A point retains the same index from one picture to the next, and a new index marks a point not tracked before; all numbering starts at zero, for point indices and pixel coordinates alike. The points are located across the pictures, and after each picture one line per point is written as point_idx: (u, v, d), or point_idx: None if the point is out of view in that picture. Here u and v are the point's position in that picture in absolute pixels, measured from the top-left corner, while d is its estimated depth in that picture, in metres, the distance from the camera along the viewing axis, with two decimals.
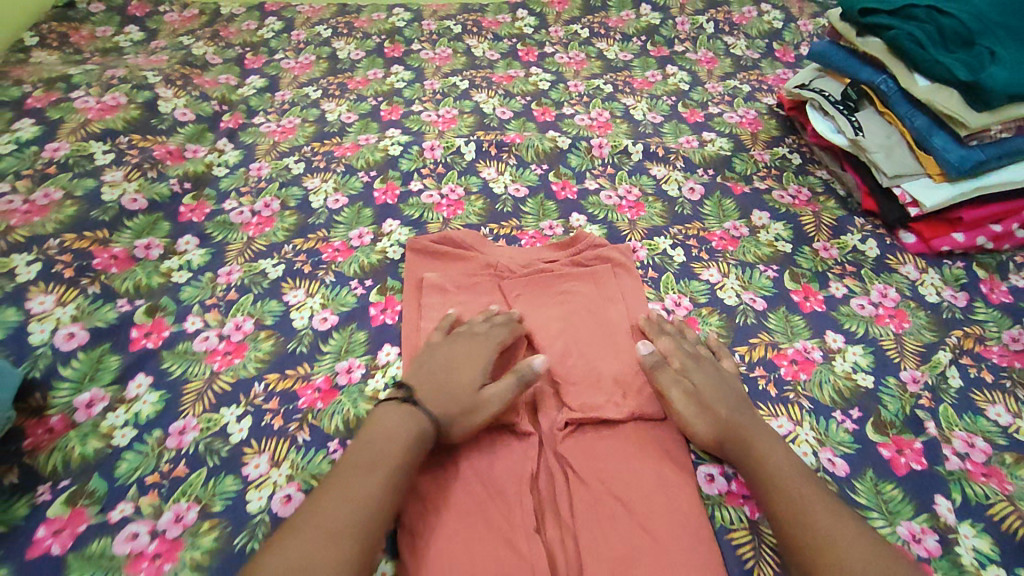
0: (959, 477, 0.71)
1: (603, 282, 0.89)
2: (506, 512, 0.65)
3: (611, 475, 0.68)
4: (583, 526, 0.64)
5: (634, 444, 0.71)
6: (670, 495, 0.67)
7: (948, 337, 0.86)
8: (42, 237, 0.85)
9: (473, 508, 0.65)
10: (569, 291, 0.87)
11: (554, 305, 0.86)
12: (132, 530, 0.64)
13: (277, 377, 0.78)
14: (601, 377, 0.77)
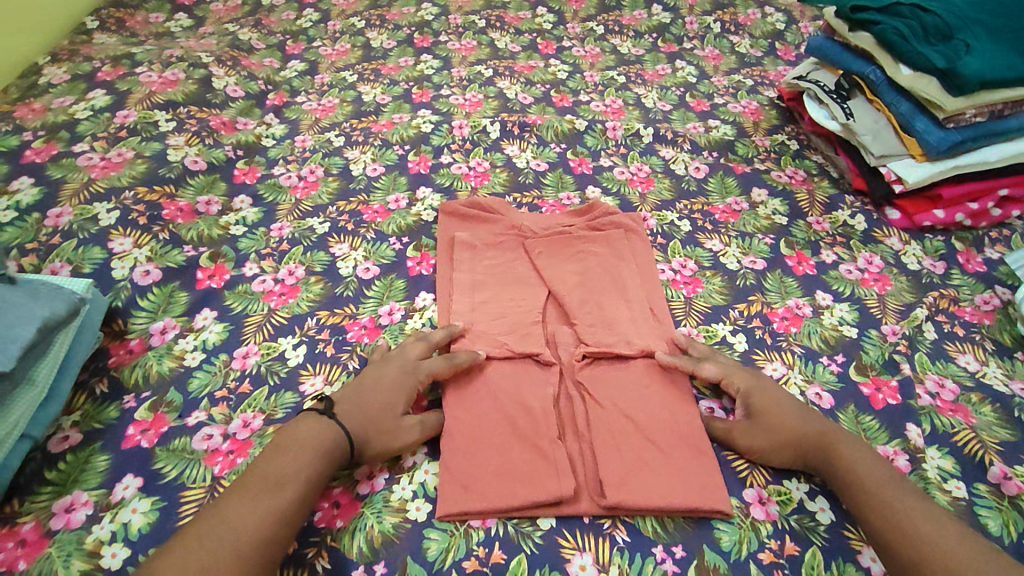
0: (930, 411, 0.79)
1: (617, 244, 0.97)
2: (533, 425, 0.75)
3: (623, 399, 0.78)
4: (598, 439, 0.74)
5: (643, 375, 0.80)
6: (673, 417, 0.76)
7: (925, 297, 0.94)
8: (119, 189, 0.96)
9: (505, 423, 0.75)
10: (586, 250, 0.95)
11: (573, 262, 0.94)
12: (207, 432, 0.74)
13: (328, 314, 0.88)
14: (615, 321, 0.86)
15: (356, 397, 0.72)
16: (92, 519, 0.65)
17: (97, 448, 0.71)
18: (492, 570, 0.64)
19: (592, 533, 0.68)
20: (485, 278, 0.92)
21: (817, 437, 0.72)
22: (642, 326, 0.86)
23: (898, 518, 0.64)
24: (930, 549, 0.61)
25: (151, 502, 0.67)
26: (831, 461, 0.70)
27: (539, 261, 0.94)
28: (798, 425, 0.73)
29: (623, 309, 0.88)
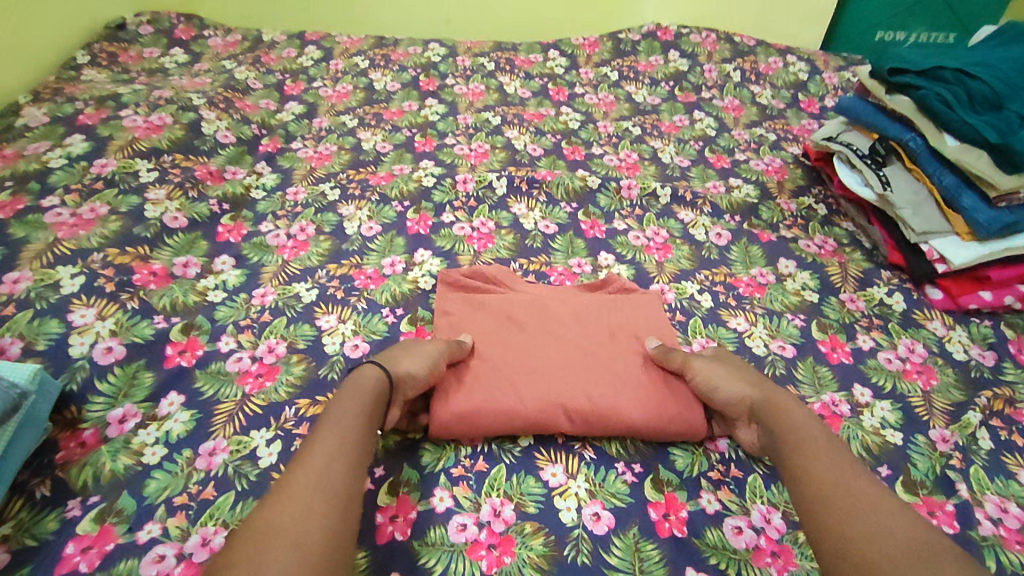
0: (993, 543, 0.68)
1: (634, 311, 0.89)
2: (513, 398, 0.75)
3: (602, 392, 0.77)
4: (574, 410, 0.75)
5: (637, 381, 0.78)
6: (649, 404, 0.76)
7: (977, 395, 0.85)
8: (87, 251, 0.87)
9: (489, 388, 0.77)
10: (600, 314, 0.87)
11: (583, 324, 0.85)
12: (159, 552, 0.63)
13: (308, 403, 0.78)
14: (620, 385, 0.78)
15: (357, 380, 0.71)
16: None
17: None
18: None
19: None
20: (488, 345, 0.82)
21: (762, 393, 0.73)
22: (656, 389, 0.78)
23: (819, 476, 0.62)
24: (844, 504, 0.59)
25: None
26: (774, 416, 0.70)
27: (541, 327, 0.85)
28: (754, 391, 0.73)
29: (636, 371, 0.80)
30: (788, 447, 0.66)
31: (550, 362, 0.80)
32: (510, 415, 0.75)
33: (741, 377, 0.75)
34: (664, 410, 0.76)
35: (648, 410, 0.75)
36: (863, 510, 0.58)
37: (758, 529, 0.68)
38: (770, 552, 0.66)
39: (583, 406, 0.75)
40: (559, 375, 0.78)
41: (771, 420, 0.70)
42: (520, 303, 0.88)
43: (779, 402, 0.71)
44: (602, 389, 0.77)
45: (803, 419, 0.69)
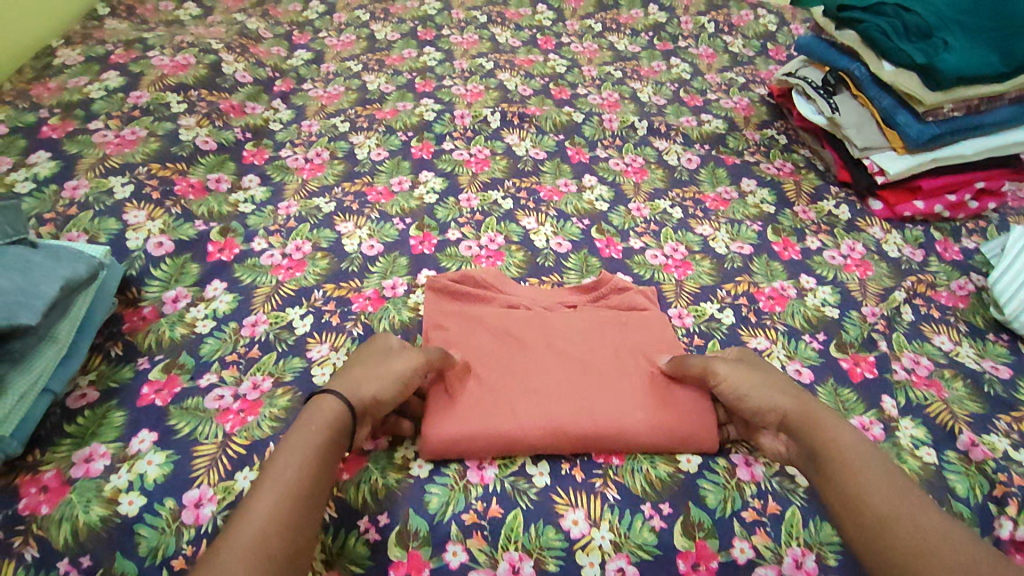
0: (905, 384, 0.83)
1: (636, 321, 0.85)
2: (511, 419, 0.72)
3: (609, 411, 0.73)
4: (578, 432, 0.72)
5: (639, 396, 0.76)
6: (655, 426, 0.73)
7: (904, 281, 0.99)
8: (133, 165, 1.00)
9: (483, 411, 0.73)
10: (603, 324, 0.84)
11: (584, 335, 0.82)
12: (218, 393, 0.77)
13: (333, 287, 0.92)
14: (622, 401, 0.75)
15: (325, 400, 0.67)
16: (110, 469, 0.68)
17: (114, 404, 0.74)
18: (490, 523, 0.67)
19: (583, 491, 0.70)
20: (485, 357, 0.79)
21: (787, 405, 0.70)
22: (662, 406, 0.75)
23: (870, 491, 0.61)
24: (893, 525, 0.58)
25: (165, 455, 0.70)
26: (807, 431, 0.68)
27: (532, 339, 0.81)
28: (775, 399, 0.71)
29: (639, 384, 0.77)
30: (833, 459, 0.65)
31: (551, 378, 0.77)
32: (511, 431, 0.71)
33: (771, 386, 0.72)
34: (669, 425, 0.73)
35: (651, 427, 0.73)
36: (917, 525, 0.57)
37: None
38: None
39: (587, 425, 0.72)
40: (561, 392, 0.75)
41: (815, 436, 0.67)
42: (519, 313, 0.85)
43: (818, 417, 0.68)
44: (606, 406, 0.74)
45: (844, 434, 0.66)
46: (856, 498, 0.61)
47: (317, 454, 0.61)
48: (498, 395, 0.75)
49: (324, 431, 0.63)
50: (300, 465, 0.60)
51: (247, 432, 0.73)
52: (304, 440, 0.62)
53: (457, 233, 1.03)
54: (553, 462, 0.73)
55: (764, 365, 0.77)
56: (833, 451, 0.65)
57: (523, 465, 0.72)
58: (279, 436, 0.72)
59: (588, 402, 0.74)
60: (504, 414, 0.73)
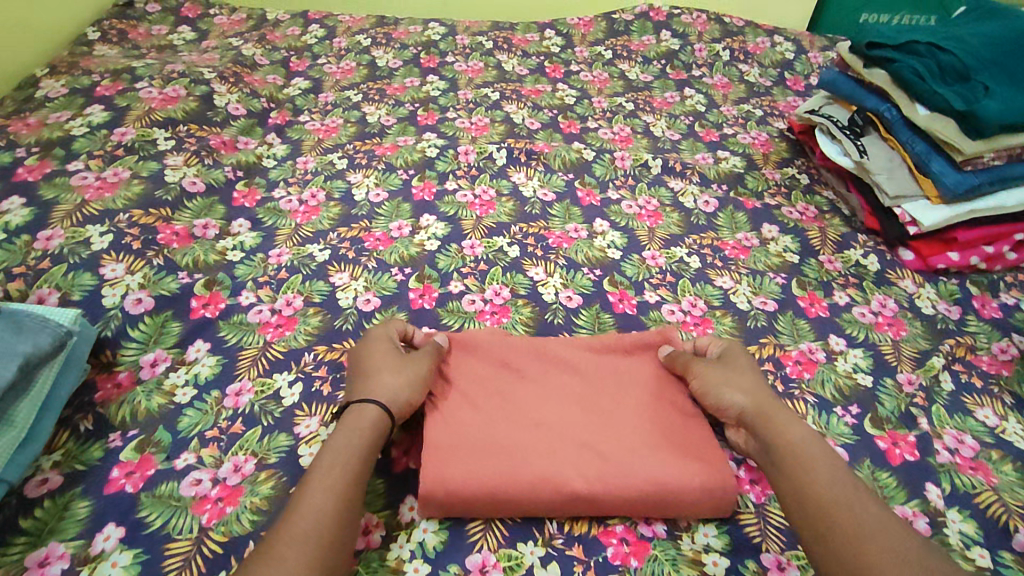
0: (949, 468, 0.76)
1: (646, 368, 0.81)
2: (516, 472, 0.67)
3: (621, 462, 0.69)
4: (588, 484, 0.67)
5: (652, 446, 0.71)
6: (673, 479, 0.68)
7: (941, 344, 0.92)
8: (113, 211, 0.93)
9: (487, 464, 0.68)
10: (613, 371, 0.80)
11: (591, 382, 0.78)
12: (195, 477, 0.70)
13: (326, 349, 0.85)
14: (635, 451, 0.70)
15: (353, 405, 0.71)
16: (68, 573, 0.61)
17: (78, 493, 0.67)
18: None
19: None
20: (483, 404, 0.75)
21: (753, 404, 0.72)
22: (679, 458, 0.70)
23: (836, 510, 0.60)
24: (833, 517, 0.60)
25: (132, 555, 0.62)
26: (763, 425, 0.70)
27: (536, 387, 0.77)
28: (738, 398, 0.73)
29: (654, 434, 0.72)
30: (791, 469, 0.65)
31: (551, 430, 0.72)
32: (501, 487, 0.66)
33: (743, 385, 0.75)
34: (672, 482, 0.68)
35: (654, 485, 0.67)
36: (853, 515, 0.59)
37: (738, 460, 0.76)
38: (749, 482, 0.74)
39: (583, 486, 0.67)
40: (561, 446, 0.70)
41: (778, 449, 0.67)
42: (524, 354, 0.80)
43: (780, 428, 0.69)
44: (609, 465, 0.69)
45: (811, 454, 0.66)
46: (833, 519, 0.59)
47: (355, 458, 0.64)
48: (493, 447, 0.70)
49: (366, 435, 0.67)
50: (338, 468, 0.63)
51: (225, 526, 0.65)
52: (349, 446, 0.65)
53: (460, 285, 0.96)
54: (563, 562, 0.65)
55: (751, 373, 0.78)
56: (799, 471, 0.64)
57: (531, 567, 0.64)
58: (261, 532, 0.65)
59: (582, 462, 0.69)
60: (510, 466, 0.68)
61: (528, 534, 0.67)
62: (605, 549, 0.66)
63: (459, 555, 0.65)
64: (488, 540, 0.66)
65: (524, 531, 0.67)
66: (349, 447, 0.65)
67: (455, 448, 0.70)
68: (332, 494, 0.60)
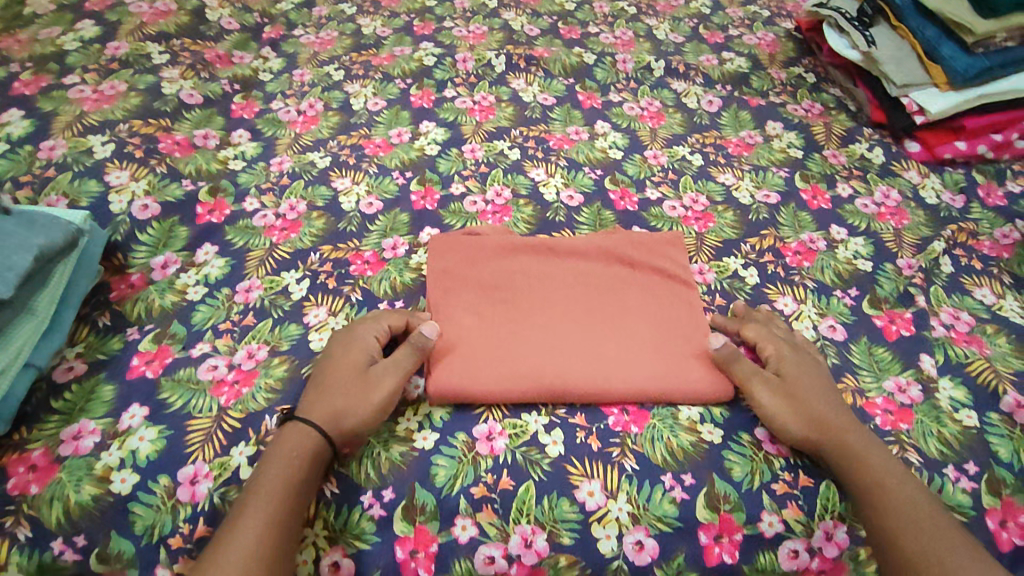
0: (944, 342, 0.77)
1: (642, 277, 0.81)
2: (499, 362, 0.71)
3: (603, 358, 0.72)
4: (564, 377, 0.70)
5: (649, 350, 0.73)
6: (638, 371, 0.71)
7: (943, 230, 0.92)
8: (113, 122, 0.94)
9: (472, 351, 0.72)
10: (612, 280, 0.80)
11: (587, 288, 0.79)
12: (211, 363, 0.72)
13: (330, 248, 0.86)
14: (627, 350, 0.73)
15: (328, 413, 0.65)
16: (100, 446, 0.65)
17: (102, 379, 0.70)
18: (501, 497, 0.63)
19: (599, 461, 0.66)
20: (484, 306, 0.76)
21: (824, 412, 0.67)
22: (664, 358, 0.72)
23: (905, 531, 0.59)
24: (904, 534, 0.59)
25: (157, 431, 0.66)
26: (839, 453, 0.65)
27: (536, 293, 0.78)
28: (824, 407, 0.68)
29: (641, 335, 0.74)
30: (861, 483, 0.63)
31: (556, 330, 0.74)
32: (513, 384, 0.69)
33: (824, 393, 0.69)
34: (675, 382, 0.70)
35: (663, 379, 0.70)
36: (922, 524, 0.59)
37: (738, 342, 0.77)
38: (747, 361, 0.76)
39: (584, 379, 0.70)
40: (554, 344, 0.73)
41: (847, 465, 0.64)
42: (532, 260, 0.82)
43: (849, 439, 0.65)
44: (611, 363, 0.71)
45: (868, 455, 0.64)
46: (887, 513, 0.61)
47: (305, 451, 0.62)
48: (495, 343, 0.73)
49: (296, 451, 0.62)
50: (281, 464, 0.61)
51: (242, 404, 0.69)
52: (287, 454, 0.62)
53: (461, 187, 0.96)
54: (567, 430, 0.68)
55: (812, 365, 0.71)
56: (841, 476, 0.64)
57: (536, 434, 0.68)
58: (278, 408, 0.69)
59: (620, 359, 0.72)
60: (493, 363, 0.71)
61: (531, 406, 0.70)
62: (606, 418, 0.69)
63: (466, 425, 0.68)
64: (494, 412, 0.69)
65: (528, 404, 0.70)
66: (298, 445, 0.62)
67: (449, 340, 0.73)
68: (287, 475, 0.60)
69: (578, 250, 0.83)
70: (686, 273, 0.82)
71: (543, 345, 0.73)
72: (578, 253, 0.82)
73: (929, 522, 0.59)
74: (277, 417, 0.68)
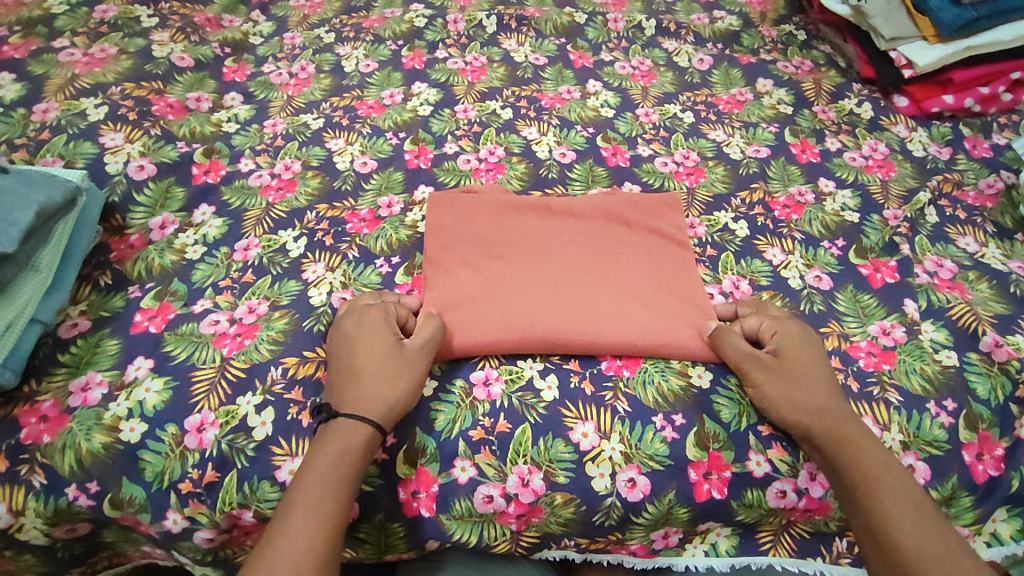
0: (927, 288, 0.80)
1: (636, 238, 0.82)
2: (491, 316, 0.72)
3: (593, 312, 0.73)
4: (554, 331, 0.71)
5: (640, 305, 0.75)
6: (628, 325, 0.72)
7: (929, 181, 0.93)
8: (105, 85, 0.94)
9: (467, 305, 0.73)
10: (607, 239, 0.81)
11: (582, 247, 0.80)
12: (213, 318, 0.74)
13: (326, 208, 0.87)
14: (618, 305, 0.74)
15: (384, 387, 0.64)
16: (107, 397, 0.66)
17: (106, 333, 0.72)
18: (498, 439, 0.66)
19: (593, 404, 0.68)
20: (480, 261, 0.78)
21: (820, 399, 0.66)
22: (654, 312, 0.74)
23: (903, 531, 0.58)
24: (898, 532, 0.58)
25: (163, 382, 0.68)
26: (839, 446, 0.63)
27: (530, 252, 0.79)
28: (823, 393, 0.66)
29: (632, 292, 0.76)
30: (859, 477, 0.62)
31: (550, 286, 0.76)
32: (505, 335, 0.71)
33: (819, 372, 0.68)
34: (665, 335, 0.72)
35: (653, 330, 0.72)
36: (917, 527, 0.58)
37: (727, 293, 0.80)
38: None
39: (575, 332, 0.71)
40: (546, 299, 0.74)
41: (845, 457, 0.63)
42: (528, 220, 0.83)
43: (847, 430, 0.64)
44: (602, 316, 0.73)
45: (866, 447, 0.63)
46: (877, 510, 0.60)
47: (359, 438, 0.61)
48: (489, 297, 0.74)
49: (352, 438, 0.61)
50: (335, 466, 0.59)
51: (245, 355, 0.70)
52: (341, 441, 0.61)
53: (455, 146, 0.97)
54: (562, 376, 0.70)
55: (812, 346, 0.70)
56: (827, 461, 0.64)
57: (531, 379, 0.70)
58: (280, 359, 0.70)
59: (612, 312, 0.73)
60: (486, 318, 0.72)
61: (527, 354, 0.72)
62: (600, 364, 0.71)
63: (464, 372, 0.70)
64: (491, 360, 0.71)
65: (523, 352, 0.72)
66: (353, 435, 0.61)
67: (444, 294, 0.74)
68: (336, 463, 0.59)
69: (574, 210, 0.84)
70: (681, 234, 0.83)
71: (535, 300, 0.74)
72: (574, 212, 0.83)
73: (918, 523, 0.58)
74: (281, 368, 0.70)
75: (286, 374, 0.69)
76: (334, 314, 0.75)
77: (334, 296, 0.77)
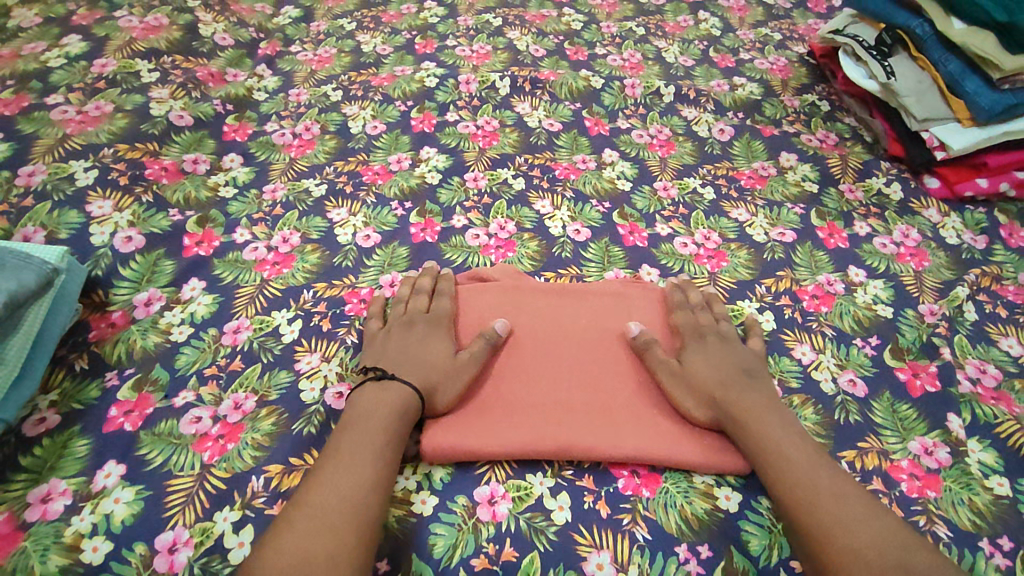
0: (971, 399, 0.74)
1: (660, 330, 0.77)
2: (505, 424, 0.67)
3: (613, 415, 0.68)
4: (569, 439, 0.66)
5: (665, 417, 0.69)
6: (648, 433, 0.67)
7: (965, 274, 0.88)
8: (97, 146, 0.89)
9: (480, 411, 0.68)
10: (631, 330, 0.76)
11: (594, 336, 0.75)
12: (195, 414, 0.68)
13: (324, 286, 0.81)
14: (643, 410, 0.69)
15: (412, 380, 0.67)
16: (71, 509, 0.60)
17: (76, 431, 0.65)
18: (503, 570, 0.59)
19: (609, 529, 0.62)
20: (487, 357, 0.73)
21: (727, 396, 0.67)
22: (681, 426, 0.68)
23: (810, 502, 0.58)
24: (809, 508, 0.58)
25: (135, 492, 0.61)
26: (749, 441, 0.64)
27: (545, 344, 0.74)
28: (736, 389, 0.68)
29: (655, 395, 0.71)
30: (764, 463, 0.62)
31: (564, 384, 0.70)
32: (520, 444, 0.65)
33: (736, 372, 0.70)
34: (687, 450, 0.66)
35: (676, 445, 0.66)
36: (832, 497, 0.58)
37: None
38: None
39: (597, 445, 0.65)
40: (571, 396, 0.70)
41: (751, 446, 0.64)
42: (541, 304, 0.78)
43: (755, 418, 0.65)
44: (621, 427, 0.67)
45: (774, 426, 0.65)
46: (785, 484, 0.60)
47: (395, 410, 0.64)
48: (502, 401, 0.69)
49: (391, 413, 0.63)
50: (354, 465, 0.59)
51: (227, 462, 0.64)
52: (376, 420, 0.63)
53: (463, 219, 0.92)
54: (575, 492, 0.64)
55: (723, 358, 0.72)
56: (781, 477, 0.61)
57: (541, 497, 0.64)
58: (265, 468, 0.64)
59: (630, 419, 0.68)
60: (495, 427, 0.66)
61: (536, 466, 0.66)
62: (616, 480, 0.65)
63: (467, 487, 0.64)
64: (496, 472, 0.65)
65: (532, 463, 0.66)
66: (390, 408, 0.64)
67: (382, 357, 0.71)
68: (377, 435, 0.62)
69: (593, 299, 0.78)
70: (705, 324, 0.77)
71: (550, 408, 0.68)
72: (593, 302, 0.78)
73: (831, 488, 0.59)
74: (263, 478, 0.63)
75: (269, 486, 0.63)
76: (326, 413, 0.69)
77: (328, 391, 0.71)
